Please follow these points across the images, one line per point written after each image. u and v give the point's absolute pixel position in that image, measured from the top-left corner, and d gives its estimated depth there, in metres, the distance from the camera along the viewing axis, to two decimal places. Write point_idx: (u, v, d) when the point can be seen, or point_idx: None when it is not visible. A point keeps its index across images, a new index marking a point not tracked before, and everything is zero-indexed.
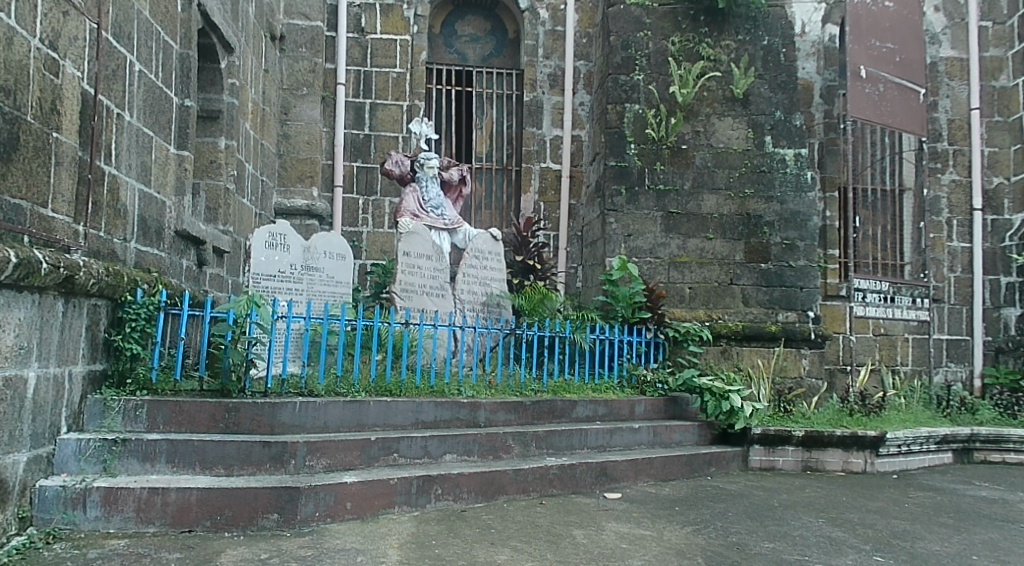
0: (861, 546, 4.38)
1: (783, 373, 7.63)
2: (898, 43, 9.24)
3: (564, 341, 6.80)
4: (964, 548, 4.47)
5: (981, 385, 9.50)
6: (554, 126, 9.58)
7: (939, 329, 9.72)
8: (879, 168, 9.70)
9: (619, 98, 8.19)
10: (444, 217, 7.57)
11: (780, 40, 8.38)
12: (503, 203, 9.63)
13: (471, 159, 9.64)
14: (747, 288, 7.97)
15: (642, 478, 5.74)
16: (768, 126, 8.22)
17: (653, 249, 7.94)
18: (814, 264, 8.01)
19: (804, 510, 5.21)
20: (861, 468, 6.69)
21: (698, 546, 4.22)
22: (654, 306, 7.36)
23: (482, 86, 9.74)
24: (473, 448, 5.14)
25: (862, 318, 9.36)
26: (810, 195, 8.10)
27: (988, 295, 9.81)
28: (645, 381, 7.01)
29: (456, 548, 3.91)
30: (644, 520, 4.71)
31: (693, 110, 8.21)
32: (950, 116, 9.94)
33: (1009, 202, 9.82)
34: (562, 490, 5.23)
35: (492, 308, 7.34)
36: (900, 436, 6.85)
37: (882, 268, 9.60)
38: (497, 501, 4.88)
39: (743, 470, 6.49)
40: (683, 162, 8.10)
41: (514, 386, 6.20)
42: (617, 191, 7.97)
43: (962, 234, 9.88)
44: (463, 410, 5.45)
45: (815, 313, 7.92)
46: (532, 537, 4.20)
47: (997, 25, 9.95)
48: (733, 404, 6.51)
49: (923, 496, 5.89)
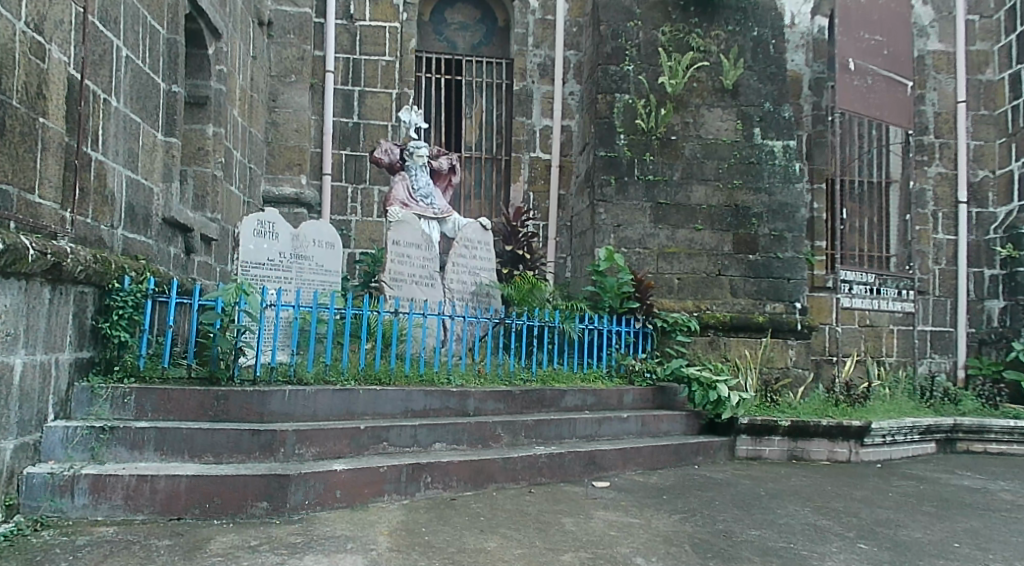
0: (845, 534, 4.43)
1: (770, 363, 7.75)
2: (886, 36, 9.31)
3: (554, 330, 6.83)
4: (946, 535, 4.53)
5: (965, 376, 9.61)
6: (544, 116, 9.58)
7: (924, 320, 9.78)
8: (866, 161, 9.76)
9: (609, 88, 8.17)
10: (434, 206, 7.52)
11: (770, 31, 8.40)
12: (493, 193, 9.60)
13: (461, 149, 9.61)
14: (734, 279, 8.00)
15: (630, 467, 5.77)
16: (757, 118, 8.24)
17: (642, 240, 7.94)
18: (801, 255, 8.07)
19: (790, 499, 5.25)
20: (845, 458, 6.77)
21: (686, 534, 4.26)
22: (642, 296, 7.36)
23: (472, 74, 9.68)
24: (462, 437, 5.16)
25: (849, 309, 9.45)
26: (798, 186, 8.16)
27: (972, 287, 9.89)
28: (633, 370, 7.02)
29: (445, 535, 3.92)
30: (632, 508, 4.74)
31: (683, 100, 8.20)
32: (937, 109, 10.00)
33: (993, 196, 9.91)
34: (551, 479, 5.25)
35: (481, 297, 7.35)
36: (884, 426, 6.91)
37: (869, 260, 9.69)
38: (486, 489, 4.89)
39: (730, 459, 6.54)
40: (672, 153, 8.11)
41: (502, 375, 6.25)
42: (606, 181, 7.98)
43: (947, 226, 9.94)
44: (452, 399, 5.46)
45: (802, 304, 7.99)
46: (521, 524, 4.22)
47: (984, 19, 10.01)
48: (720, 394, 6.52)
49: (907, 485, 5.95)
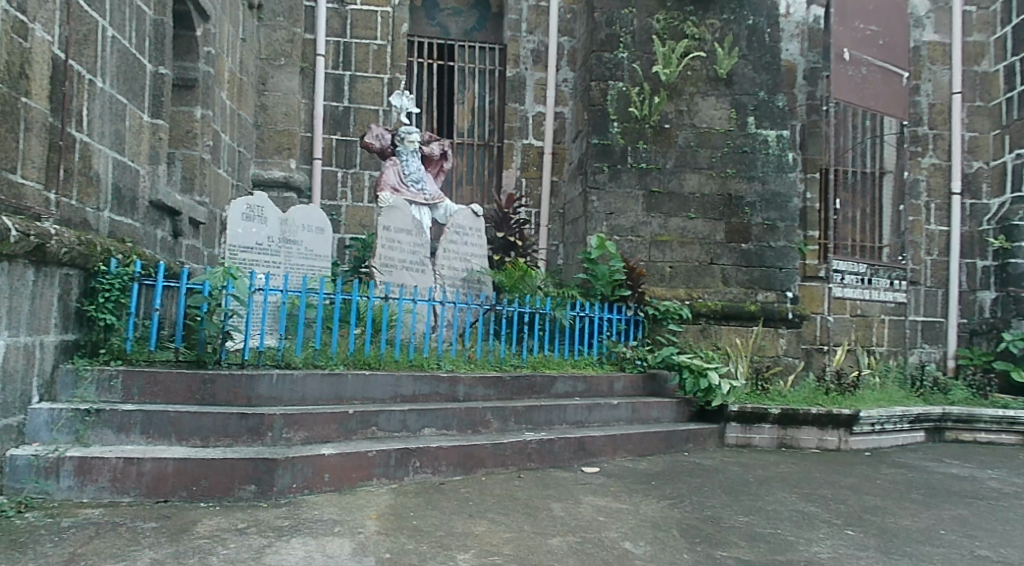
0: (833, 520, 4.45)
1: (761, 352, 7.79)
2: (882, 26, 9.29)
3: (545, 317, 6.84)
4: (933, 522, 4.56)
5: (954, 366, 9.65)
6: (538, 102, 9.55)
7: (915, 310, 9.83)
8: (860, 151, 9.69)
9: (603, 76, 8.13)
10: (425, 192, 7.48)
11: (765, 20, 8.37)
12: (485, 178, 9.57)
13: (453, 134, 9.56)
14: (726, 268, 8.02)
15: (620, 453, 5.78)
16: (751, 106, 8.23)
17: (635, 228, 7.93)
18: (793, 245, 8.08)
19: (779, 486, 5.26)
20: (834, 446, 6.79)
21: (674, 519, 4.27)
22: (634, 284, 7.40)
23: (464, 60, 9.63)
24: (452, 422, 5.15)
25: (840, 298, 9.48)
26: (791, 176, 8.15)
27: (964, 278, 9.92)
28: (623, 357, 7.00)
29: (434, 519, 3.92)
30: (622, 494, 4.74)
31: (677, 89, 8.18)
32: (932, 100, 9.99)
33: (986, 186, 9.93)
34: (540, 464, 5.25)
35: (472, 283, 7.35)
36: (874, 414, 6.97)
37: (861, 250, 9.70)
38: (476, 474, 4.89)
39: (719, 446, 6.56)
40: (666, 142, 8.08)
41: (493, 361, 6.29)
42: (599, 169, 7.97)
43: (940, 217, 9.94)
44: (442, 385, 5.45)
45: (794, 293, 7.99)
46: (510, 509, 4.23)
47: (980, 10, 10.00)
48: (711, 382, 6.54)
49: (895, 472, 5.99)
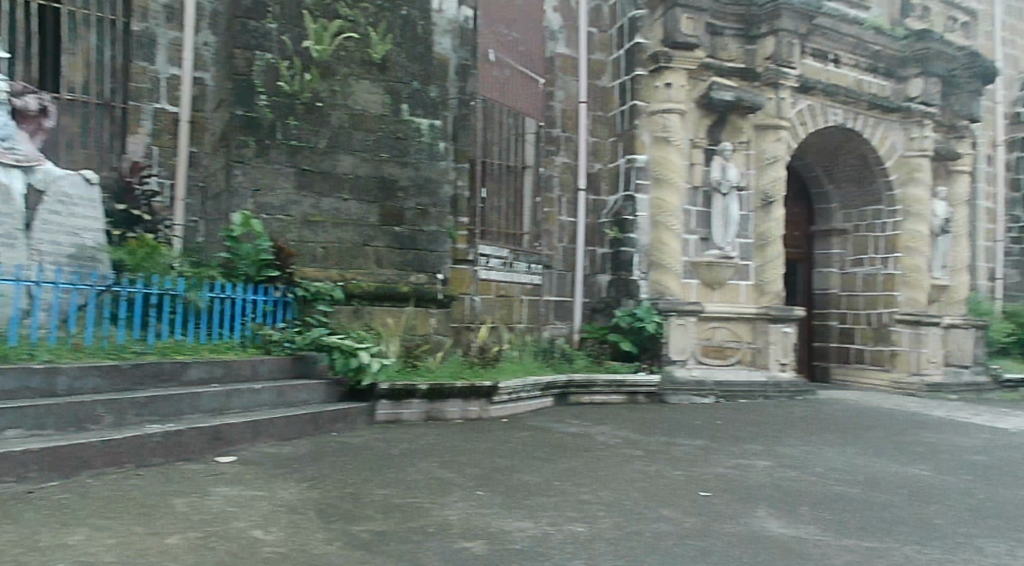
0: (467, 484, 4.65)
1: (412, 331, 7.91)
2: (522, 33, 10.36)
3: (177, 300, 6.15)
4: (554, 476, 5.01)
5: (579, 339, 10.80)
6: (171, 64, 8.59)
7: (548, 291, 10.88)
8: (505, 147, 10.41)
9: (248, 44, 7.55)
10: (14, 151, 6.09)
11: (418, 12, 8.31)
12: (104, 143, 8.34)
13: (60, 89, 8.19)
14: (380, 250, 7.94)
15: (262, 438, 5.44)
16: (405, 94, 8.17)
17: (283, 207, 7.57)
18: (444, 229, 8.26)
19: (422, 457, 5.37)
20: (476, 416, 7.19)
21: (312, 501, 4.09)
22: (283, 264, 6.90)
23: (76, 4, 8.24)
24: (47, 420, 4.42)
25: (486, 280, 9.97)
26: (442, 163, 8.28)
27: (587, 263, 11.17)
28: (269, 340, 6.67)
29: (11, 534, 3.25)
30: (257, 481, 4.44)
31: (330, 68, 7.88)
32: (563, 106, 11.10)
33: (604, 187, 11.25)
34: (166, 459, 4.70)
35: (84, 260, 6.43)
36: (511, 384, 7.56)
37: (505, 236, 10.47)
38: (79, 476, 4.20)
39: (368, 424, 6.54)
40: (319, 120, 7.78)
41: (106, 348, 5.62)
42: (243, 142, 7.45)
43: (569, 209, 11.08)
44: (34, 378, 4.72)
45: (444, 275, 8.21)
46: (119, 511, 3.69)
47: (602, 33, 11.35)
48: (361, 361, 6.51)
49: (525, 435, 6.52)
